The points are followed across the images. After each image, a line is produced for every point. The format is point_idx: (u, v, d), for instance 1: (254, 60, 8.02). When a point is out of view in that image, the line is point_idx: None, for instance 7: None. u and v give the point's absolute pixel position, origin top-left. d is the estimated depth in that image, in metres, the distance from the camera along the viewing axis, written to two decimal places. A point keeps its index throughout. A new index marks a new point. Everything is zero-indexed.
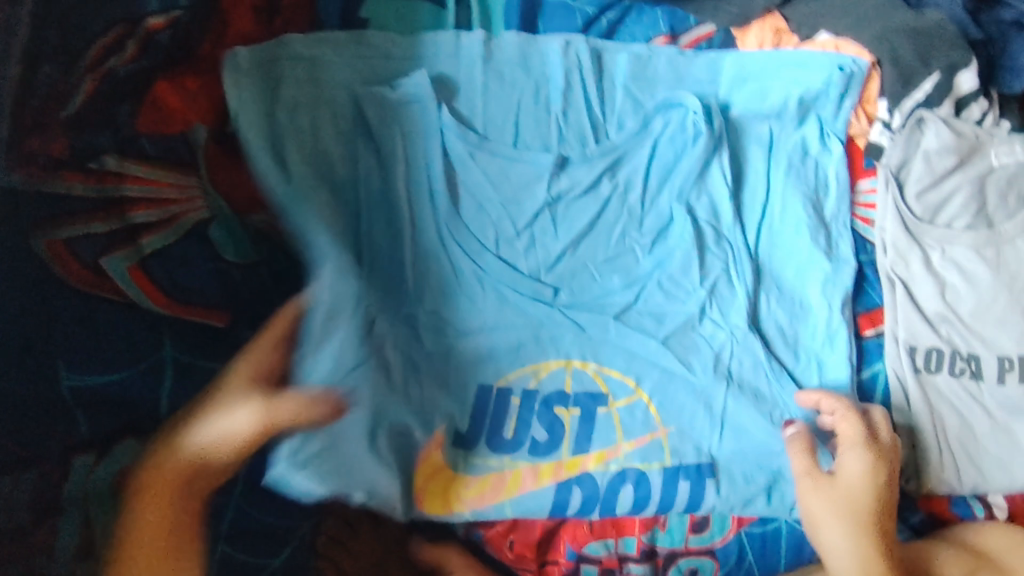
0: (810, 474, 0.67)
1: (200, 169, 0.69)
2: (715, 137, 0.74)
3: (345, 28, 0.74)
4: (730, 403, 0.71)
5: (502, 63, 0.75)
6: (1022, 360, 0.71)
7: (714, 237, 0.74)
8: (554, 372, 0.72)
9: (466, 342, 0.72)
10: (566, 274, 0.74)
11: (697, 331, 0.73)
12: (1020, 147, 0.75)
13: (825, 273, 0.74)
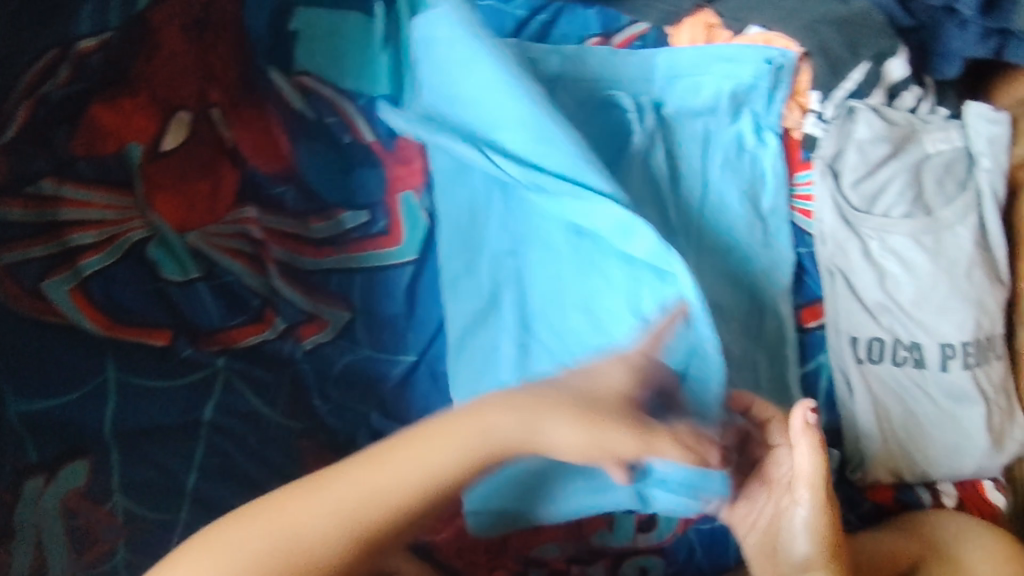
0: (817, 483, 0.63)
1: (135, 186, 0.67)
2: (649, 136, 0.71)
3: (276, 41, 0.73)
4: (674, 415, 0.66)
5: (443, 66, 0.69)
6: (964, 346, 0.70)
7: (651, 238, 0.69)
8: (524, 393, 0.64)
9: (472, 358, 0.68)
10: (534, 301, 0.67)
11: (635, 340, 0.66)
12: (956, 133, 0.72)
13: (762, 269, 0.71)
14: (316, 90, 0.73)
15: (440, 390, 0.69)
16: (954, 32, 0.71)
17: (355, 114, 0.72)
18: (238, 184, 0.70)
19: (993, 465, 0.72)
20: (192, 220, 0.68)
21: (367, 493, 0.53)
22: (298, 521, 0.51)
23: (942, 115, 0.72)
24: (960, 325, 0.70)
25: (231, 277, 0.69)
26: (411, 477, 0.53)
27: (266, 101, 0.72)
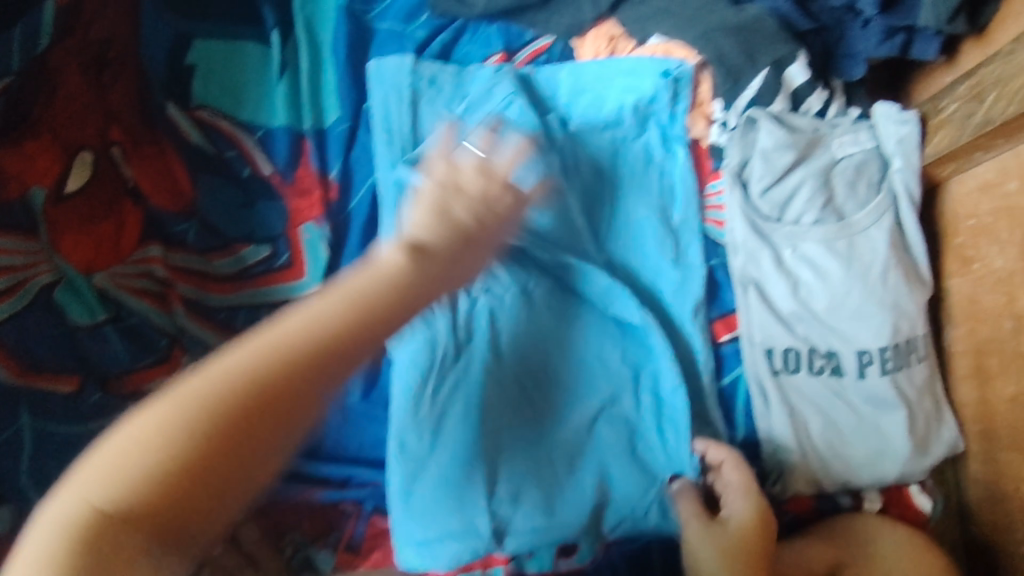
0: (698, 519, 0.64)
1: (39, 232, 0.64)
2: (561, 152, 0.71)
3: (172, 75, 0.72)
4: (601, 432, 0.67)
5: (389, 90, 0.71)
6: (883, 353, 0.69)
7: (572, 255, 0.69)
8: (454, 426, 0.63)
9: (431, 397, 0.64)
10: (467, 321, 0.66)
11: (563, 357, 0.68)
12: (867, 135, 0.71)
13: (673, 285, 0.71)
14: (213, 123, 0.72)
15: (355, 424, 0.69)
16: (858, 33, 0.69)
17: (254, 147, 0.72)
18: (143, 222, 0.68)
19: (917, 470, 0.70)
20: (97, 261, 0.66)
21: (287, 333, 0.44)
22: (238, 367, 0.42)
23: (852, 118, 0.71)
24: (875, 331, 0.68)
25: (137, 318, 0.66)
26: (315, 316, 0.45)
27: (165, 135, 0.70)
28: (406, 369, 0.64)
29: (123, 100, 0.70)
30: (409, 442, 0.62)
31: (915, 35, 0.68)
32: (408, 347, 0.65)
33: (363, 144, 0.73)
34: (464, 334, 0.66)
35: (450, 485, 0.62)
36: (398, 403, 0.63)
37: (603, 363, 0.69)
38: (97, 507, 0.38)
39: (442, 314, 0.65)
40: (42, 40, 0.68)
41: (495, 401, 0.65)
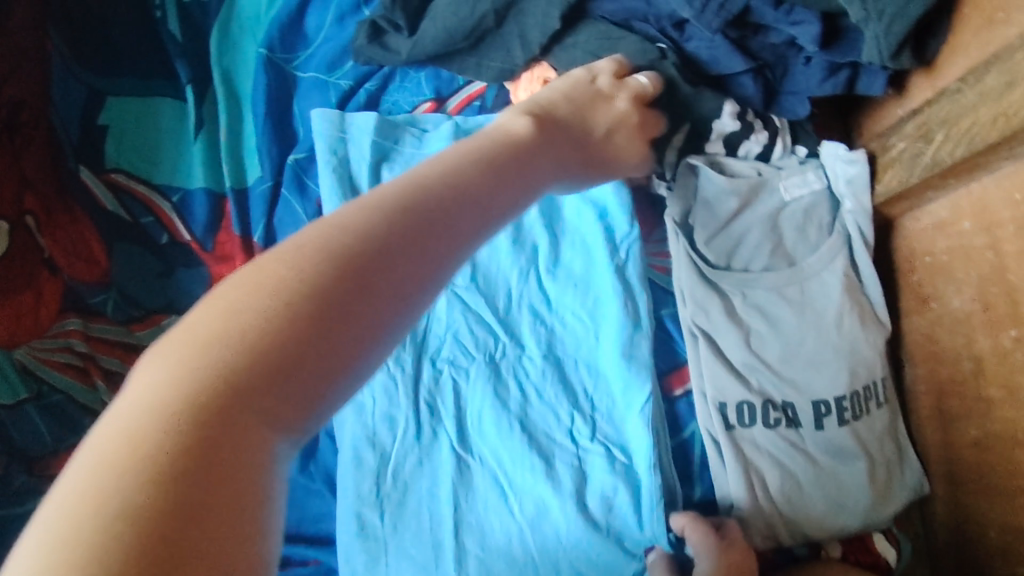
0: None
1: None
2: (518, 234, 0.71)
3: (84, 137, 0.69)
4: (570, 509, 0.61)
5: (358, 146, 0.68)
6: (842, 402, 0.65)
7: (544, 329, 0.67)
8: (417, 505, 0.62)
9: (388, 473, 0.63)
10: (433, 391, 0.66)
11: (538, 425, 0.64)
12: (815, 175, 0.68)
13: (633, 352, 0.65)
14: (126, 186, 0.69)
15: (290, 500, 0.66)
16: (800, 70, 0.66)
17: (171, 211, 0.69)
18: (61, 292, 0.65)
19: (881, 519, 0.66)
20: (17, 334, 0.62)
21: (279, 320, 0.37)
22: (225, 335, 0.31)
23: (798, 159, 0.69)
24: (827, 378, 0.65)
25: (60, 396, 0.62)
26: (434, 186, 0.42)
27: (79, 203, 0.67)
28: (367, 446, 0.64)
29: (34, 166, 0.66)
30: (369, 521, 0.62)
31: (860, 70, 0.65)
32: (368, 423, 0.65)
33: (285, 201, 0.69)
34: (430, 407, 0.65)
35: (422, 566, 0.60)
36: (349, 478, 0.63)
37: (572, 439, 0.63)
38: (93, 510, 0.25)
39: (404, 391, 0.66)
40: None
41: (461, 477, 0.63)
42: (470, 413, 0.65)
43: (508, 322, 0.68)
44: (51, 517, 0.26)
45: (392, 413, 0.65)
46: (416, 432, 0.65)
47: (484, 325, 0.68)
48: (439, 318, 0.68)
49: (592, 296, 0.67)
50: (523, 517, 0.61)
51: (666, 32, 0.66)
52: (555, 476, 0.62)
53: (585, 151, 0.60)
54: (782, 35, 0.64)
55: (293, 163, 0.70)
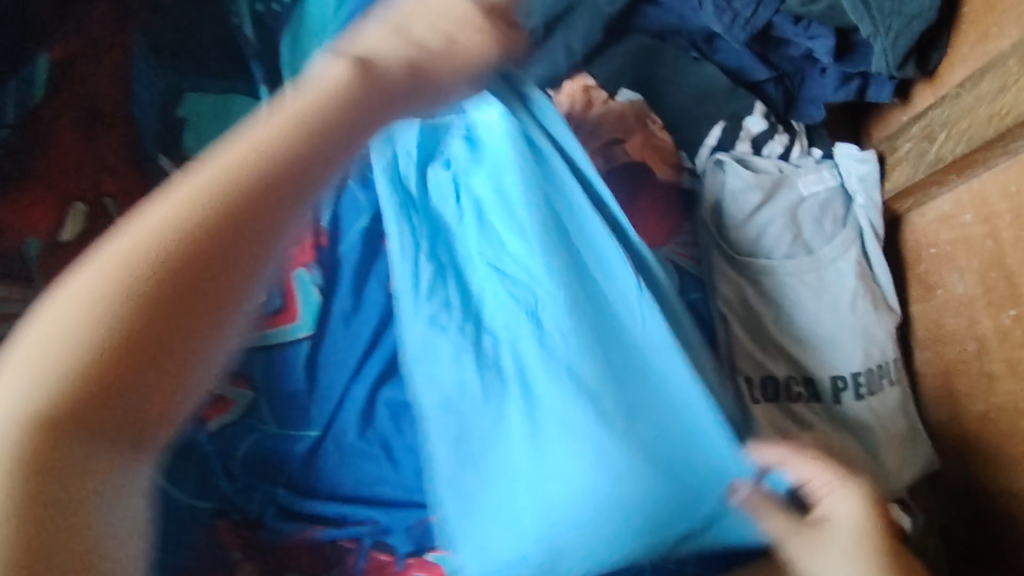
0: (799, 531, 0.59)
1: (33, 279, 0.67)
2: (528, 159, 0.69)
3: (163, 124, 0.76)
4: (642, 466, 0.60)
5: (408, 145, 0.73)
6: (858, 378, 0.72)
7: (576, 274, 0.66)
8: (497, 469, 0.62)
9: (465, 438, 0.63)
10: (489, 353, 0.66)
11: (598, 375, 0.62)
12: (830, 173, 0.75)
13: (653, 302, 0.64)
14: None
15: (348, 462, 0.71)
16: (818, 78, 0.74)
17: None
18: None
19: (904, 487, 0.71)
20: None
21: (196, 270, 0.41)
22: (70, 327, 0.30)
23: (815, 158, 0.76)
24: (845, 358, 0.72)
25: None
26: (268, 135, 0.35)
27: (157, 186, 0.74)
28: (443, 420, 0.63)
29: (117, 147, 0.74)
30: (464, 484, 0.62)
31: (870, 81, 0.73)
32: (439, 395, 0.64)
33: (352, 190, 0.75)
34: (487, 368, 0.65)
35: (509, 517, 0.60)
36: (442, 458, 0.62)
37: (644, 393, 0.63)
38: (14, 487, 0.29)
39: (466, 354, 0.66)
40: (35, 96, 0.72)
41: (535, 424, 0.62)
42: (528, 367, 0.64)
43: (530, 273, 0.67)
44: (24, 386, 0.29)
45: (453, 376, 0.65)
46: (479, 386, 0.65)
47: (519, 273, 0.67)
48: (482, 280, 0.69)
49: (599, 242, 0.67)
50: (603, 470, 0.59)
51: (697, 46, 0.77)
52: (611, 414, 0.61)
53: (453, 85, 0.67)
54: (801, 48, 0.72)
55: None
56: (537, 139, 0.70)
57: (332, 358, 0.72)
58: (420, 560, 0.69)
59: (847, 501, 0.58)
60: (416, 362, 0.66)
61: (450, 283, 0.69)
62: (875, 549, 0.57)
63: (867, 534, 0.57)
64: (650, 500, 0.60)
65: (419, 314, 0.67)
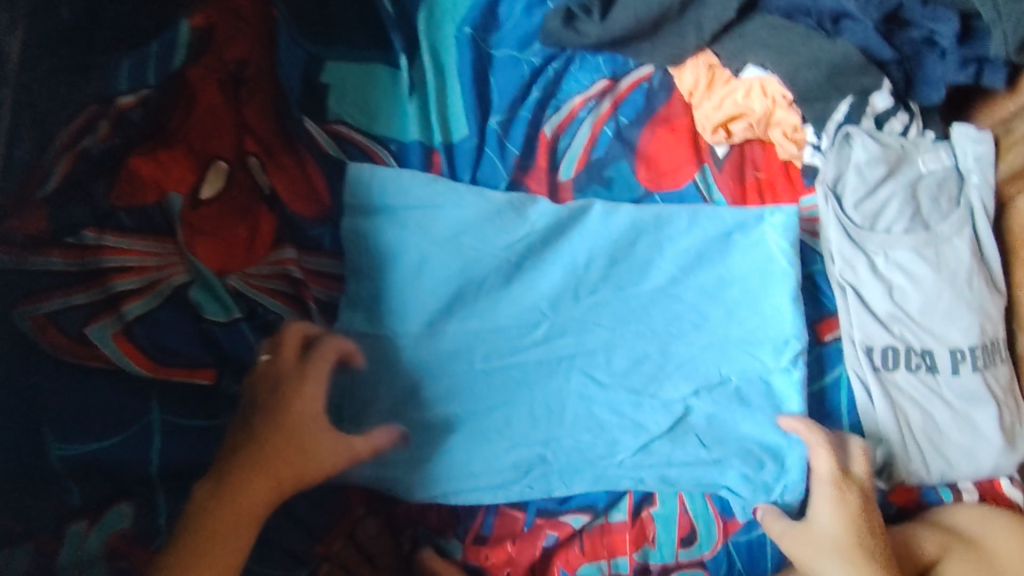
0: (860, 507, 0.69)
1: (176, 232, 0.71)
2: (374, 328, 0.72)
3: (307, 86, 0.79)
4: (689, 444, 0.74)
5: (373, 259, 0.73)
6: (973, 350, 0.76)
7: (555, 430, 0.73)
8: (575, 468, 0.72)
9: (589, 447, 0.73)
10: (570, 471, 0.72)
11: (657, 447, 0.73)
12: (945, 153, 0.80)
13: (646, 446, 0.73)
14: (348, 136, 0.78)
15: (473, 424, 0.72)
16: (935, 63, 0.78)
17: (387, 157, 0.78)
18: (276, 228, 0.74)
19: (1009, 464, 0.75)
20: (231, 263, 0.72)
21: (21, 276, 0.64)
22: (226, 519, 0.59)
23: (930, 138, 0.81)
24: (966, 330, 0.76)
25: (272, 316, 0.72)
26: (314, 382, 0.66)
27: (301, 143, 0.76)
28: (546, 375, 0.74)
29: (251, 105, 0.76)
30: (660, 447, 0.73)
31: (986, 65, 0.77)
32: (521, 445, 0.72)
33: (488, 160, 0.79)
34: (554, 438, 0.73)
35: (648, 427, 0.74)
36: (622, 433, 0.73)
37: (685, 471, 0.74)
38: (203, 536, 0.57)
39: (529, 440, 0.72)
40: (177, 57, 0.75)
41: (642, 412, 0.74)
42: (583, 460, 0.73)
43: (489, 392, 0.73)
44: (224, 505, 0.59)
45: (526, 394, 0.73)
46: (573, 467, 0.73)
47: (548, 367, 0.74)
48: (459, 397, 0.72)
49: (508, 466, 0.71)
50: (712, 455, 0.74)
51: (823, 25, 0.77)
52: (708, 444, 0.74)
53: (260, 195, 0.74)
54: (923, 30, 0.77)
55: (495, 125, 0.80)
56: (373, 291, 0.73)
57: (469, 324, 0.74)
58: (553, 520, 0.73)
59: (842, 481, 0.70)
60: (485, 365, 0.73)
61: (518, 409, 0.73)
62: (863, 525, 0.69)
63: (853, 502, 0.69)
64: (693, 440, 0.74)
65: (427, 340, 0.73)
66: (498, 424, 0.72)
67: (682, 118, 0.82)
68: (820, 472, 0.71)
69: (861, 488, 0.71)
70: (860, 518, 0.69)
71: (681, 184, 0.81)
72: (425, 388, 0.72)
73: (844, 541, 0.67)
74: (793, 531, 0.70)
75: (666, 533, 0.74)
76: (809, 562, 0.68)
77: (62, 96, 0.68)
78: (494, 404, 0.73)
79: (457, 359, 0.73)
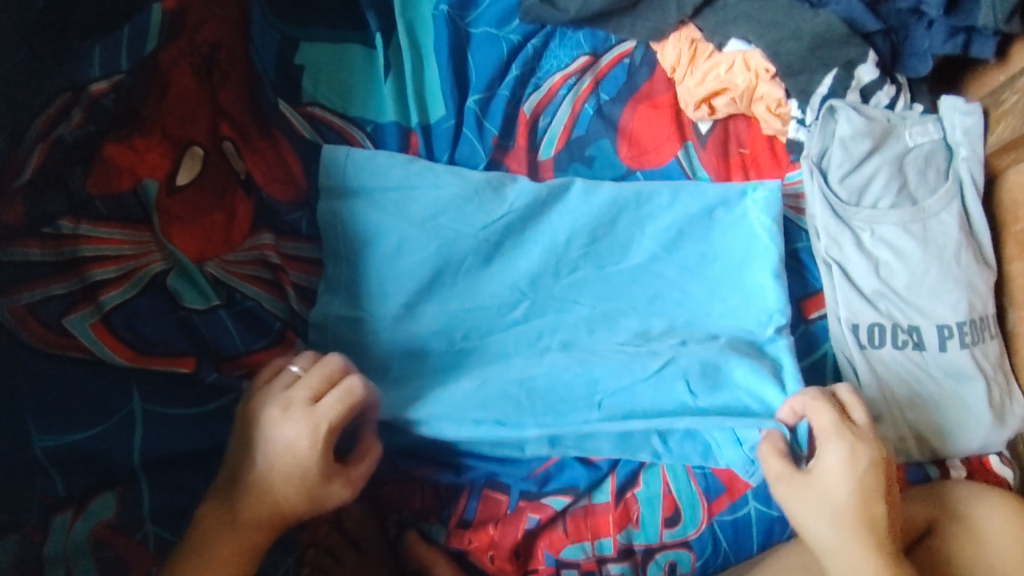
0: (866, 466, 0.63)
1: (152, 220, 0.70)
2: (353, 311, 0.72)
3: (280, 70, 0.78)
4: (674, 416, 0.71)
5: (351, 240, 0.73)
6: (961, 327, 0.74)
7: (534, 409, 0.71)
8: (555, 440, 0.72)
9: (566, 422, 0.70)
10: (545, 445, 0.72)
11: (638, 420, 0.70)
12: (933, 127, 0.79)
13: (626, 419, 0.70)
14: (323, 119, 0.78)
15: (443, 398, 0.70)
16: (921, 32, 0.78)
17: (363, 139, 0.77)
18: (253, 212, 0.74)
19: (999, 440, 0.74)
20: (208, 250, 0.72)
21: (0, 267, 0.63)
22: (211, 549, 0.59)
23: (918, 111, 0.79)
24: (953, 306, 0.74)
25: (250, 303, 0.72)
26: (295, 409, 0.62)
27: (277, 127, 0.76)
28: (525, 355, 0.73)
29: (224, 90, 0.75)
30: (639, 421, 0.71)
31: (974, 36, 0.76)
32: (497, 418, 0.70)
33: (467, 140, 0.78)
34: (532, 414, 0.71)
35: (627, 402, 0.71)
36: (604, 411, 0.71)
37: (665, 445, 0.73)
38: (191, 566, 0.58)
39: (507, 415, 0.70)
40: (150, 41, 0.73)
41: (627, 387, 0.72)
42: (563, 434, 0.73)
43: (467, 371, 0.72)
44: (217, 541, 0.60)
45: (504, 371, 0.72)
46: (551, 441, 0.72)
47: (527, 346, 0.73)
48: (440, 379, 0.71)
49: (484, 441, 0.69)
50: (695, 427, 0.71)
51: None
52: (697, 392, 0.71)
53: (236, 180, 0.74)
54: (909, 2, 0.76)
55: (473, 104, 0.78)
56: (351, 274, 0.73)
57: (444, 305, 0.73)
58: (535, 502, 0.72)
59: (850, 442, 0.63)
60: (465, 345, 0.73)
61: (495, 385, 0.71)
62: (865, 486, 0.63)
63: (858, 461, 0.63)
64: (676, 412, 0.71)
65: (406, 321, 0.72)
66: (474, 402, 0.70)
67: (664, 95, 0.82)
68: (822, 427, 0.65)
69: (869, 444, 0.64)
70: (863, 484, 0.63)
71: (665, 160, 0.79)
72: (406, 379, 0.71)
73: (844, 503, 0.62)
74: (790, 479, 0.65)
75: (650, 512, 0.74)
76: (803, 517, 0.64)
77: (33, 87, 0.67)
78: (468, 379, 0.71)
79: (436, 341, 0.72)
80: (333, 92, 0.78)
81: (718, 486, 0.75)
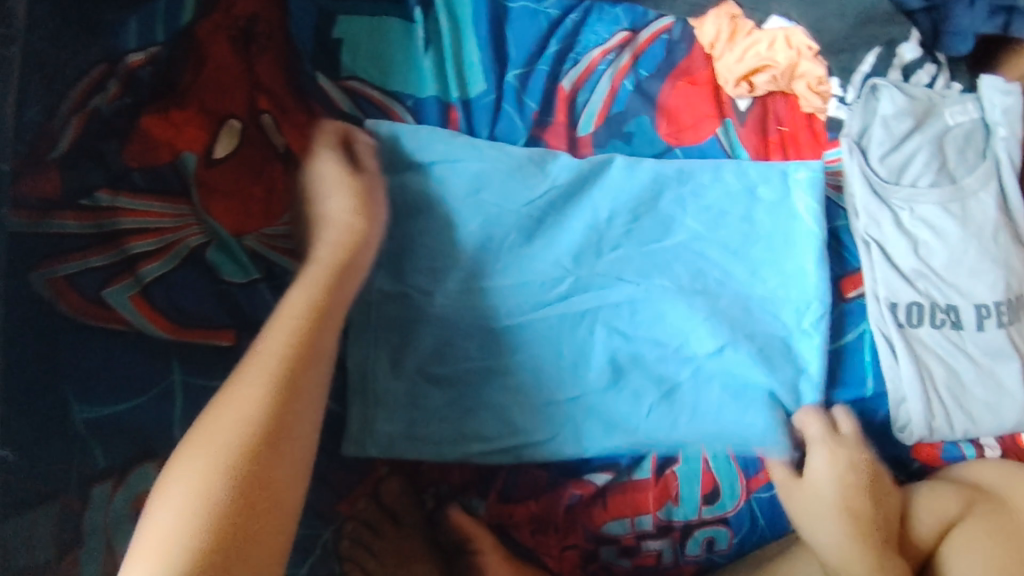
0: (846, 468, 0.71)
1: (191, 194, 0.69)
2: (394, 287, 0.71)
3: (319, 47, 0.77)
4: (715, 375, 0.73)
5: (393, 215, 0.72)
6: (999, 306, 0.74)
7: (586, 385, 0.72)
8: (608, 407, 0.72)
9: (613, 391, 0.72)
10: (596, 412, 0.72)
11: (684, 386, 0.73)
12: (972, 107, 0.80)
13: (671, 388, 0.73)
14: (361, 91, 0.76)
15: (490, 377, 0.71)
16: (962, 11, 0.78)
17: (404, 113, 0.76)
18: (291, 187, 0.72)
19: None
20: (247, 223, 0.71)
21: (37, 237, 0.61)
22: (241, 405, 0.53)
23: (958, 91, 0.81)
24: (993, 283, 0.74)
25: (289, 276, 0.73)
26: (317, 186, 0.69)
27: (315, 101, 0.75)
28: (572, 331, 0.72)
29: (263, 59, 0.74)
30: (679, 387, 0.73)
31: (1015, 16, 0.77)
32: (550, 395, 0.71)
33: (506, 115, 0.77)
34: (584, 388, 0.72)
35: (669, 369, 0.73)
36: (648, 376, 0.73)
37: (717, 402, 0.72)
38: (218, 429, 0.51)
39: (561, 389, 0.71)
40: (184, 14, 0.72)
41: (672, 358, 0.73)
42: (618, 406, 0.72)
43: (516, 347, 0.72)
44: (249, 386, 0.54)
45: (551, 349, 0.72)
46: (602, 411, 0.72)
47: (572, 322, 0.72)
48: (489, 354, 0.71)
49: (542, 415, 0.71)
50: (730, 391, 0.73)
51: None
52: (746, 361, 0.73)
53: (274, 153, 0.73)
54: None
55: (513, 79, 0.78)
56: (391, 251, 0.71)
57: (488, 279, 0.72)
58: (578, 478, 0.73)
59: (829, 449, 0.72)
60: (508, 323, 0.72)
61: (543, 361, 0.72)
62: (849, 483, 0.71)
63: (844, 465, 0.71)
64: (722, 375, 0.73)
65: (448, 296, 0.71)
66: (526, 377, 0.71)
67: (703, 71, 0.81)
68: (809, 434, 0.73)
69: (852, 452, 0.72)
70: (844, 487, 0.71)
71: (702, 138, 0.79)
72: (450, 358, 0.71)
73: (830, 499, 0.71)
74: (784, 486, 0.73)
75: (689, 489, 0.74)
76: (802, 516, 0.72)
77: (68, 57, 0.65)
78: (519, 357, 0.71)
79: (483, 317, 0.71)
80: (373, 61, 0.77)
81: (757, 462, 0.75)
